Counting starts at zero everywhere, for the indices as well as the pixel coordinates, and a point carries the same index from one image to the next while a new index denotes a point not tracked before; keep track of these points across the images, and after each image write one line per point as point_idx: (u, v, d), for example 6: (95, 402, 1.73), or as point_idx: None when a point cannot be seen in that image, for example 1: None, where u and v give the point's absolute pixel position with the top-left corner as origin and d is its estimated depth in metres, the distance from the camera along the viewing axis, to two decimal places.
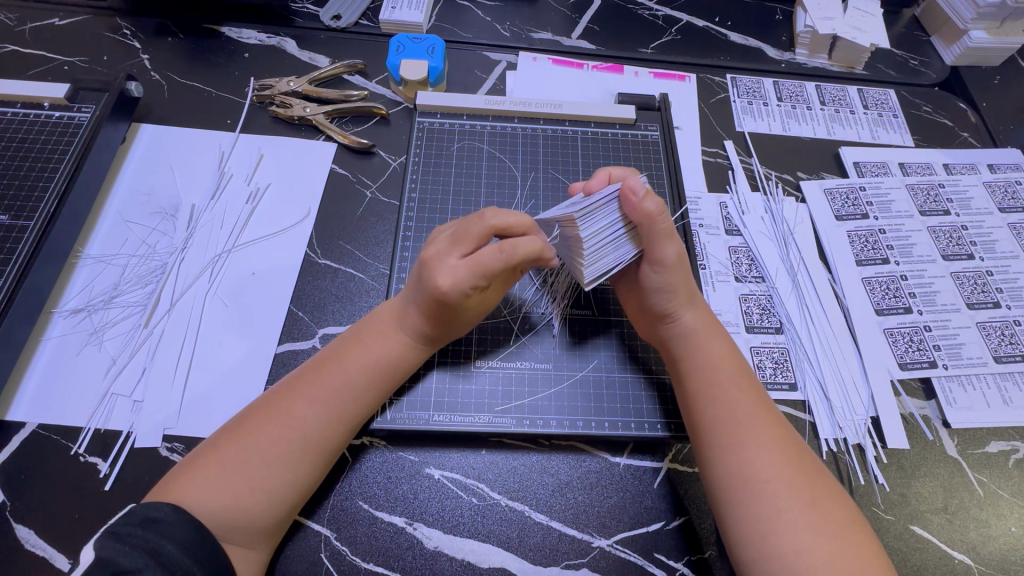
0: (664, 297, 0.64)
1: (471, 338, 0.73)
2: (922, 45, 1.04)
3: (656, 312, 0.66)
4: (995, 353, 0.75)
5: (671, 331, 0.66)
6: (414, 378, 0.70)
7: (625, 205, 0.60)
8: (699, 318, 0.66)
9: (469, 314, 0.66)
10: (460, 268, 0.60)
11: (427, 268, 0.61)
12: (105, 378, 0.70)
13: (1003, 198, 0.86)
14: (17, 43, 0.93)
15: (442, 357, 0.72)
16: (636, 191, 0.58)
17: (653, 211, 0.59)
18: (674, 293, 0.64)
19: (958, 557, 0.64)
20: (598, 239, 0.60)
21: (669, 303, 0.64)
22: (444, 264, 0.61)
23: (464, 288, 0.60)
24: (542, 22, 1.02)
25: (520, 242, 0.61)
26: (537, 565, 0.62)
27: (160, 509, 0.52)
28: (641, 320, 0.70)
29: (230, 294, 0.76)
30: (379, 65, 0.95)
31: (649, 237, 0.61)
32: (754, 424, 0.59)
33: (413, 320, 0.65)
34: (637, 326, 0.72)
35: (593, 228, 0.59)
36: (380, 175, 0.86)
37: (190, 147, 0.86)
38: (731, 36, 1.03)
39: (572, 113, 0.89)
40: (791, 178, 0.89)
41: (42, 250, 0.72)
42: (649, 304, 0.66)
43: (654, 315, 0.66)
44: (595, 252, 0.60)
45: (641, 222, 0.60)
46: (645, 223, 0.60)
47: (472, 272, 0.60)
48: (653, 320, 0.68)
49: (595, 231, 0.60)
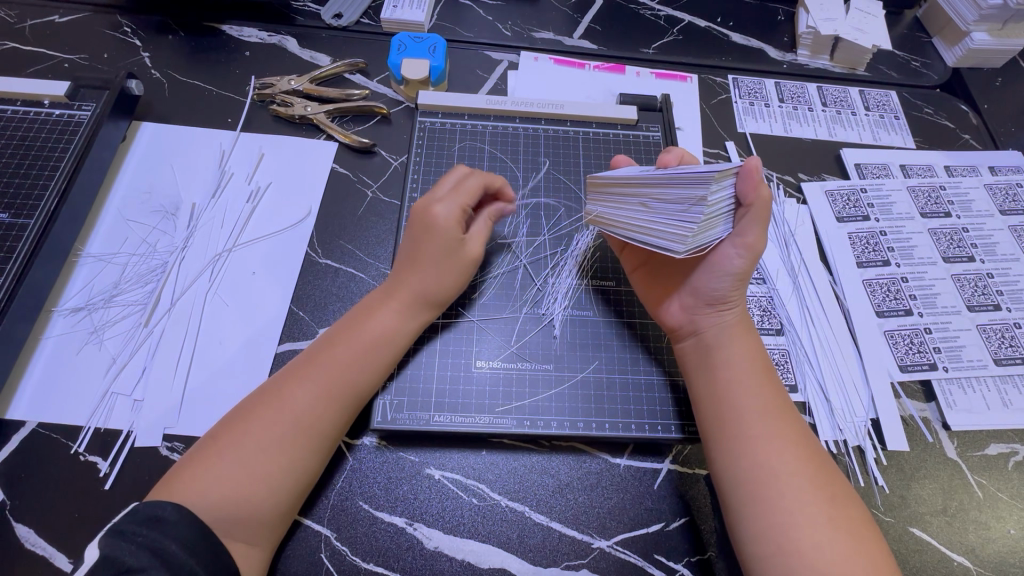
0: (730, 282, 0.62)
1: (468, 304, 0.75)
2: (923, 46, 1.04)
3: (714, 297, 0.64)
4: (995, 356, 0.75)
5: (715, 320, 0.65)
6: (416, 344, 0.72)
7: (742, 182, 0.57)
8: (738, 313, 0.66)
9: (460, 251, 0.70)
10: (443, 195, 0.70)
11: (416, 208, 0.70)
12: (105, 377, 0.70)
13: (1003, 201, 0.86)
14: (16, 41, 0.92)
15: (445, 318, 0.74)
16: (759, 171, 0.56)
17: (766, 196, 0.57)
18: (741, 282, 0.62)
19: (958, 559, 0.64)
20: (711, 212, 0.56)
21: (731, 290, 0.63)
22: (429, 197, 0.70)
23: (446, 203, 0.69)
24: (543, 21, 1.02)
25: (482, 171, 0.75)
26: (537, 565, 0.62)
27: (163, 509, 0.52)
28: (678, 309, 0.68)
29: (231, 293, 0.75)
30: (380, 64, 0.95)
31: (748, 220, 0.58)
32: (772, 424, 0.58)
33: (407, 286, 0.68)
34: (669, 316, 0.69)
35: (714, 199, 0.55)
36: (381, 175, 0.86)
37: (190, 146, 0.86)
38: (732, 37, 1.03)
39: (573, 113, 0.89)
40: (792, 179, 0.89)
41: (43, 248, 0.72)
42: (705, 288, 0.64)
43: (706, 301, 0.65)
44: (705, 224, 0.56)
45: (755, 202, 0.57)
46: (757, 205, 0.57)
47: (451, 194, 0.70)
48: (697, 307, 0.66)
49: (714, 203, 0.56)
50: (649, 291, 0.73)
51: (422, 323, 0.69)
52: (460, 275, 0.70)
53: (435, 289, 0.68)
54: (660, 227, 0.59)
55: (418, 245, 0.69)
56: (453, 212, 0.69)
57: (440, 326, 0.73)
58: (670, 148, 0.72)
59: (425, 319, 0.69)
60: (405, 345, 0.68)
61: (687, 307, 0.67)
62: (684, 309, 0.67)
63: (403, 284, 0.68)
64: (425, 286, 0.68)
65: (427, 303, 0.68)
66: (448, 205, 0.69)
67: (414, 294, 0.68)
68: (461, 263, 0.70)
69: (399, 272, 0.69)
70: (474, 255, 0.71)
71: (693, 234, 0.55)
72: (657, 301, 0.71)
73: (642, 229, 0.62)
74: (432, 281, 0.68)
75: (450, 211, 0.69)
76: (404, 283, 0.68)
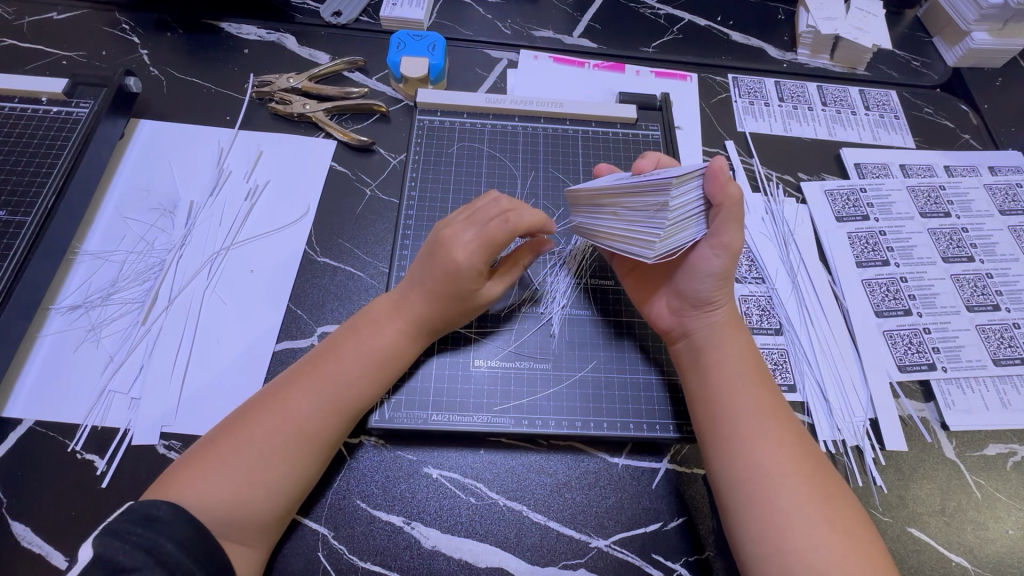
0: (713, 283, 0.62)
1: (470, 335, 0.73)
2: (924, 46, 1.04)
3: (700, 299, 0.64)
4: (994, 356, 0.75)
5: (704, 320, 0.65)
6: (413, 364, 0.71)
7: (708, 183, 0.57)
8: (726, 312, 0.65)
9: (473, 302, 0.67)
10: (472, 244, 0.64)
11: (441, 244, 0.65)
12: (102, 375, 0.70)
13: (1003, 201, 0.86)
14: (14, 37, 0.92)
15: (442, 344, 0.72)
16: (725, 170, 0.56)
17: (734, 194, 0.57)
18: (724, 281, 0.62)
19: (956, 559, 0.64)
20: (678, 214, 0.57)
21: (714, 291, 0.63)
22: (459, 239, 0.64)
23: (474, 260, 0.63)
24: (543, 20, 1.02)
25: (529, 212, 0.67)
26: (534, 565, 0.62)
27: (159, 508, 0.52)
28: (667, 311, 0.68)
29: (229, 291, 0.75)
30: (380, 62, 0.94)
31: (720, 221, 0.59)
32: (770, 427, 0.58)
33: (413, 307, 0.66)
34: (659, 318, 0.69)
35: (678, 202, 0.56)
36: (380, 173, 0.85)
37: (188, 144, 0.86)
38: (732, 36, 1.02)
39: (573, 113, 0.89)
40: (792, 179, 0.88)
41: (40, 245, 0.72)
42: (689, 290, 0.64)
43: (692, 303, 0.64)
44: (672, 227, 0.57)
45: (721, 203, 0.57)
46: (726, 205, 0.58)
47: (481, 246, 0.64)
48: (684, 308, 0.66)
49: (680, 206, 0.57)
50: (639, 294, 0.72)
51: (424, 343, 0.69)
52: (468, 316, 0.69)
53: (445, 321, 0.68)
54: (631, 233, 0.60)
55: (437, 285, 0.65)
56: (477, 266, 0.64)
57: (438, 351, 0.72)
58: (645, 152, 0.69)
59: (429, 335, 0.68)
60: (406, 364, 0.67)
61: (675, 309, 0.67)
62: (673, 311, 0.67)
63: (411, 306, 0.66)
64: (434, 317, 0.67)
65: (433, 330, 0.68)
66: (473, 255, 0.63)
67: (423, 322, 0.67)
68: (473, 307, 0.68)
69: (408, 295, 0.67)
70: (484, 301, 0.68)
71: (660, 238, 0.56)
72: (648, 301, 0.71)
73: (616, 236, 0.63)
74: (444, 316, 0.67)
75: (473, 262, 0.64)
76: (411, 307, 0.66)
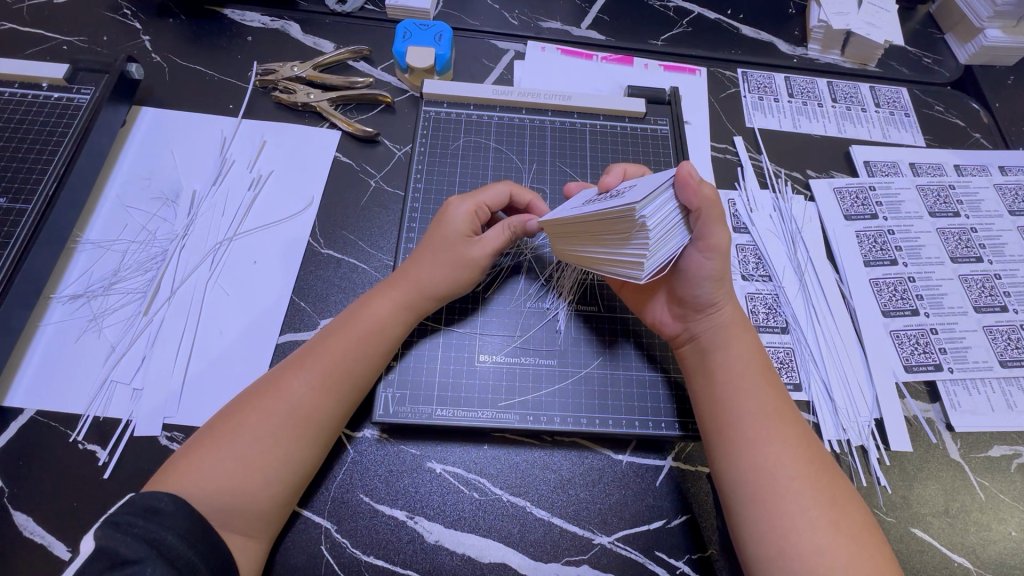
0: (710, 286, 0.61)
1: (477, 305, 0.74)
2: (936, 43, 1.03)
3: (697, 304, 0.63)
4: (1000, 357, 0.74)
5: (707, 323, 0.64)
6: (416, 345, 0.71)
7: (681, 192, 0.54)
8: (732, 312, 0.64)
9: (461, 256, 0.68)
10: (465, 199, 0.71)
11: (440, 208, 0.72)
12: (105, 365, 0.69)
13: (1013, 201, 0.85)
14: (14, 21, 0.91)
15: (448, 322, 0.73)
16: (693, 176, 0.52)
17: (710, 194, 0.55)
18: (722, 281, 0.61)
19: (958, 560, 0.64)
20: (658, 230, 0.54)
21: (715, 293, 0.62)
22: (454, 199, 0.72)
23: (464, 209, 0.70)
24: (550, 11, 1.00)
25: (517, 189, 0.74)
26: (537, 561, 0.62)
27: (159, 499, 0.51)
28: (671, 316, 0.68)
29: (231, 282, 0.75)
30: (386, 51, 0.93)
31: (703, 223, 0.56)
32: (776, 429, 0.58)
33: (409, 282, 0.67)
34: (663, 324, 0.69)
35: (654, 218, 0.53)
36: (384, 165, 0.84)
37: (191, 133, 0.85)
38: (743, 30, 1.01)
39: (581, 106, 0.88)
40: (800, 176, 0.88)
41: (41, 233, 0.71)
42: (689, 296, 0.63)
43: (694, 307, 0.64)
44: (657, 244, 0.54)
45: (700, 208, 0.55)
46: (704, 208, 0.55)
47: (473, 200, 0.71)
48: (688, 313, 0.65)
49: (657, 221, 0.53)
50: (639, 299, 0.72)
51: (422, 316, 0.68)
52: (463, 278, 0.68)
53: (438, 284, 0.67)
54: (617, 257, 0.58)
55: (431, 241, 0.69)
56: (464, 212, 0.70)
57: (445, 325, 0.72)
58: (611, 166, 0.71)
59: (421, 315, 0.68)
60: (401, 339, 0.67)
61: (679, 314, 0.66)
62: (676, 317, 0.67)
63: (406, 279, 0.67)
64: (425, 282, 0.67)
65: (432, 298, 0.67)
66: (462, 204, 0.70)
67: (415, 289, 0.67)
68: (465, 264, 0.68)
69: (403, 270, 0.69)
70: (475, 261, 0.68)
71: (648, 258, 0.54)
72: (650, 306, 0.70)
73: (604, 259, 0.61)
74: (436, 278, 0.67)
75: (461, 209, 0.70)
76: (403, 279, 0.68)
